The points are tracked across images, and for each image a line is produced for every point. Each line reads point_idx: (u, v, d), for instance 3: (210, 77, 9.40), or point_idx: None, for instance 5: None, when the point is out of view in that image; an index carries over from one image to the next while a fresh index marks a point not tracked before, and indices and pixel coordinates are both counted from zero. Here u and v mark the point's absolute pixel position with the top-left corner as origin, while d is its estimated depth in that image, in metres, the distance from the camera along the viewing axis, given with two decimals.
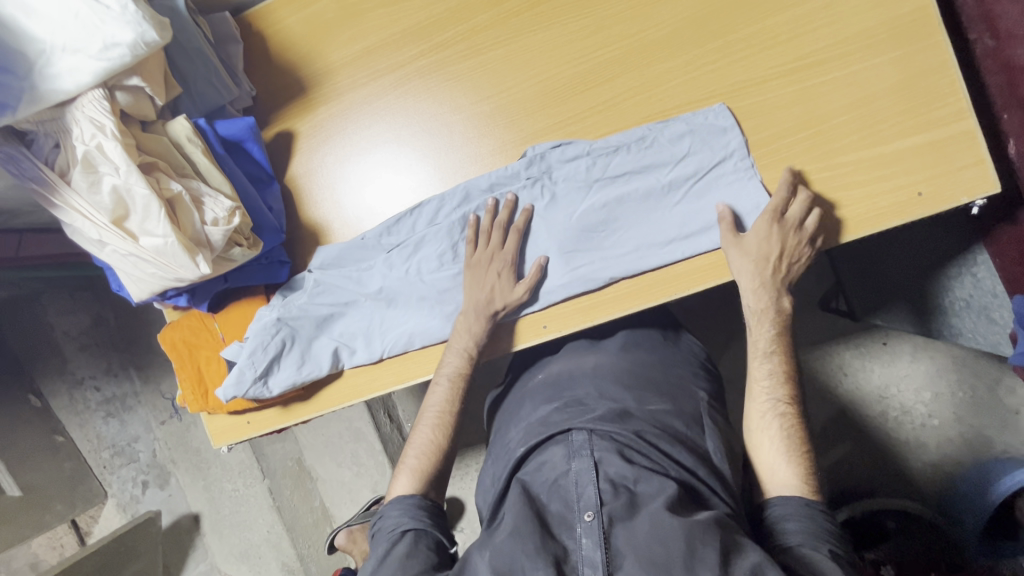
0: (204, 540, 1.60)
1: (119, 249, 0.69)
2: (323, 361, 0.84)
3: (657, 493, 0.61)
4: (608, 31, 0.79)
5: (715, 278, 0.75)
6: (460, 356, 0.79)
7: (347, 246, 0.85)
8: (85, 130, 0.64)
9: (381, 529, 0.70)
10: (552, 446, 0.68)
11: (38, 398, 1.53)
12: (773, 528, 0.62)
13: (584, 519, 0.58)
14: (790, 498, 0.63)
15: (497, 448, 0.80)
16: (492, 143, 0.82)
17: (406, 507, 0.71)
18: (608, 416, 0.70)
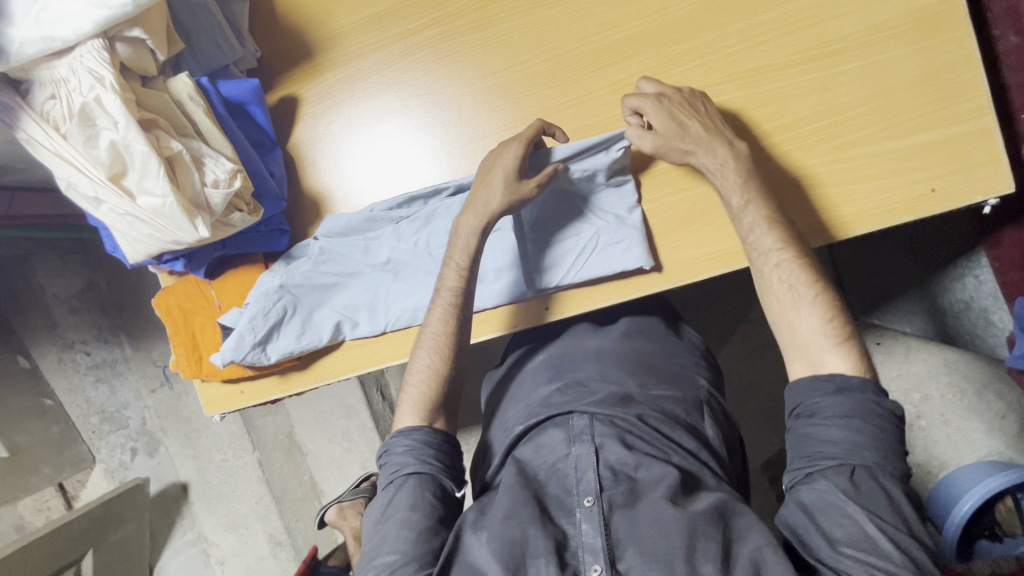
0: (192, 509, 1.60)
1: (115, 208, 0.67)
2: (322, 331, 0.83)
3: (658, 480, 0.61)
4: (626, 9, 0.76)
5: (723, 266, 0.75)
6: (452, 293, 0.76)
7: (356, 218, 0.82)
8: (83, 81, 0.62)
9: (387, 466, 0.71)
10: (552, 429, 0.68)
11: (26, 359, 1.50)
12: (809, 416, 0.61)
13: (584, 504, 0.59)
14: (839, 391, 0.60)
15: (496, 426, 0.79)
16: (502, 118, 0.80)
17: (411, 447, 0.70)
18: (611, 400, 0.70)
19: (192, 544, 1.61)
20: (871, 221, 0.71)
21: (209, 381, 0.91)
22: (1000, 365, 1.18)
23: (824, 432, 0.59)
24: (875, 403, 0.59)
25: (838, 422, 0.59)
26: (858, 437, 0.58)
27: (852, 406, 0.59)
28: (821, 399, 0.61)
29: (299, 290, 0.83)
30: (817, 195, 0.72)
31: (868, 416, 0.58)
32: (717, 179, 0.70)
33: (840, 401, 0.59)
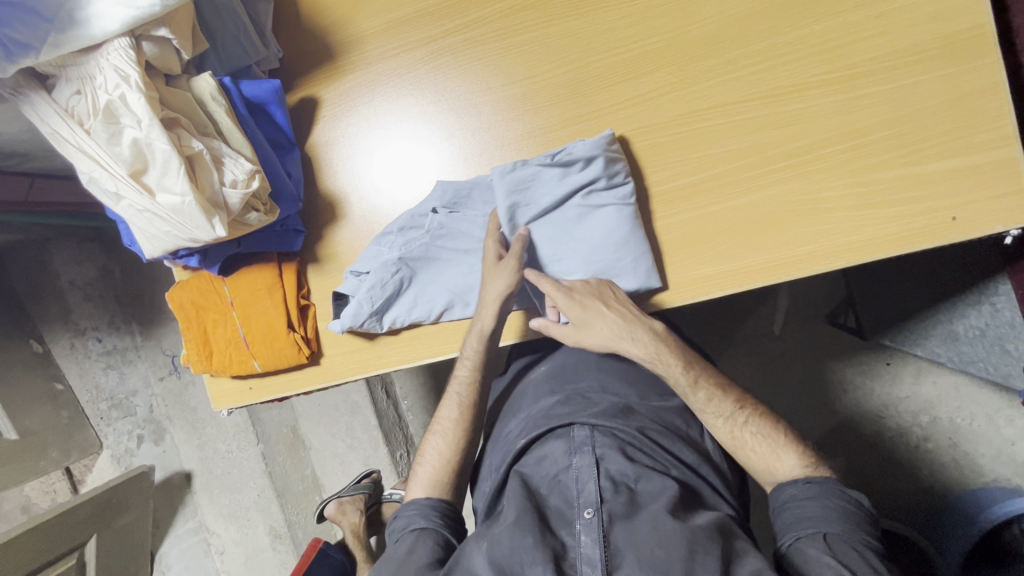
0: (195, 498, 1.63)
1: (134, 204, 0.68)
2: (433, 306, 0.82)
3: (658, 492, 0.61)
4: (650, 23, 0.76)
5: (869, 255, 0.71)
6: (473, 352, 0.79)
7: (477, 186, 0.81)
8: (109, 79, 0.63)
9: (398, 524, 0.74)
10: (552, 440, 0.68)
11: (39, 343, 1.50)
12: (779, 516, 0.65)
13: (584, 516, 0.59)
14: (791, 482, 0.66)
15: (495, 439, 0.81)
16: (520, 128, 0.80)
17: (422, 507, 0.74)
18: (611, 411, 0.71)
19: (193, 532, 1.63)
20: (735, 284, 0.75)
21: (219, 376, 0.92)
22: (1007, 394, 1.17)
23: (801, 510, 0.63)
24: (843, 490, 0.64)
25: (811, 500, 0.63)
26: (828, 512, 0.62)
27: (819, 490, 0.64)
28: (790, 489, 0.65)
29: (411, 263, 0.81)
30: (834, 218, 0.72)
31: (836, 496, 0.63)
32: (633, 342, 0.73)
33: (810, 487, 0.65)
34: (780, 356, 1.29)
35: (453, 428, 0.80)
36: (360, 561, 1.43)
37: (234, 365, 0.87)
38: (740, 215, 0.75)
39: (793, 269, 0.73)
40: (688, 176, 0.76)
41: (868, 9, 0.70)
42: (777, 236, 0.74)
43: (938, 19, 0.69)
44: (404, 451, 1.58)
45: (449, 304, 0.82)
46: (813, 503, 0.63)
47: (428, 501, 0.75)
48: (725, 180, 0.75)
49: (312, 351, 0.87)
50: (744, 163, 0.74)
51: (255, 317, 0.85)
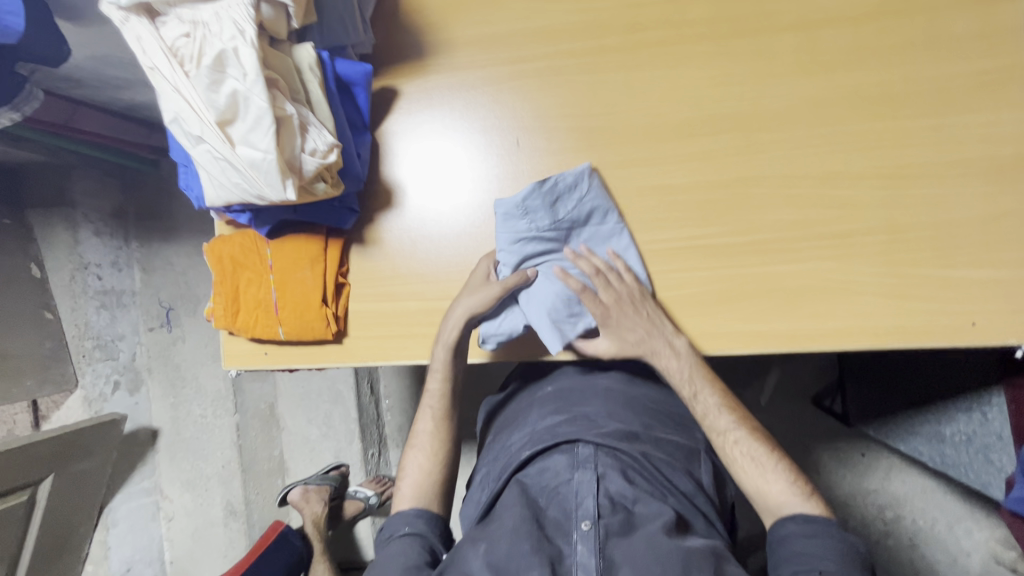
0: (156, 458, 1.61)
1: (213, 151, 0.70)
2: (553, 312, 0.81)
3: (655, 515, 0.64)
4: (727, 88, 0.80)
5: (883, 341, 0.76)
6: (438, 378, 0.84)
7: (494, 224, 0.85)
8: (226, 29, 0.65)
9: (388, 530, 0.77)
10: (556, 455, 0.71)
11: (38, 269, 1.45)
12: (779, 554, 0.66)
13: (581, 527, 0.61)
14: (791, 519, 0.68)
15: (494, 450, 0.84)
16: (586, 158, 0.84)
17: (408, 515, 0.77)
18: (617, 434, 0.74)
19: (146, 493, 1.60)
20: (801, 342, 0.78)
21: (238, 336, 0.92)
22: (966, 504, 1.23)
23: (794, 547, 0.65)
24: (838, 532, 0.66)
25: (806, 539, 0.65)
26: (823, 550, 0.63)
27: (814, 527, 0.66)
28: (790, 524, 0.67)
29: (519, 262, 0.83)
30: (864, 301, 0.77)
31: (832, 535, 0.65)
32: (669, 368, 0.78)
33: (806, 525, 0.67)
34: (765, 426, 1.34)
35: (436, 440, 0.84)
36: (318, 553, 1.42)
37: (259, 327, 0.88)
38: (776, 281, 0.79)
39: (817, 342, 0.78)
40: (737, 235, 0.80)
41: (928, 119, 0.76)
42: (808, 308, 0.78)
43: (987, 142, 0.75)
44: (377, 451, 1.59)
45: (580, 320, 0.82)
46: (810, 540, 0.65)
47: (415, 511, 0.78)
48: (771, 247, 0.79)
49: (338, 329, 0.87)
50: (792, 234, 0.79)
51: (291, 285, 0.86)
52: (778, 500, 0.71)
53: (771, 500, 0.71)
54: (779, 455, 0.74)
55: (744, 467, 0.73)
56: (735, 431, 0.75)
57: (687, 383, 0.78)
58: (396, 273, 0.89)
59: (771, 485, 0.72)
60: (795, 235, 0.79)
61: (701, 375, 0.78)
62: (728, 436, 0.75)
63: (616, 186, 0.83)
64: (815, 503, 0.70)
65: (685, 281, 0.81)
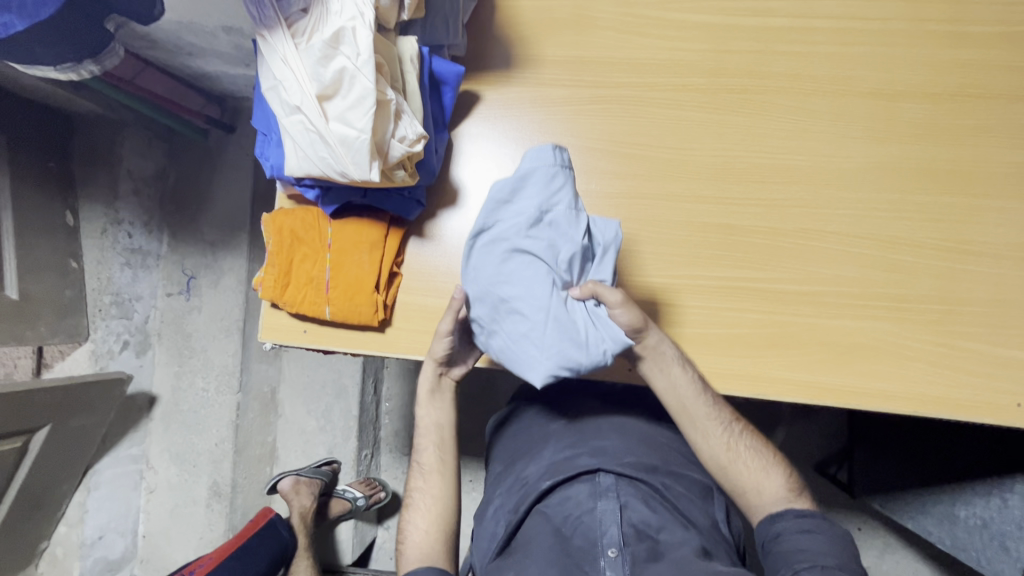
0: (150, 425, 1.58)
1: (306, 123, 0.71)
2: (572, 232, 0.77)
3: (679, 542, 0.71)
4: (803, 143, 0.83)
5: (928, 410, 0.77)
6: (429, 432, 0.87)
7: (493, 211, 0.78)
8: (347, 10, 0.67)
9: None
10: (577, 484, 0.77)
11: (72, 217, 1.41)
12: (780, 542, 0.71)
13: (607, 555, 0.69)
14: (787, 513, 0.74)
15: (508, 476, 0.87)
16: (657, 188, 0.85)
17: (419, 574, 0.75)
18: (636, 466, 0.80)
19: (131, 460, 1.55)
20: (851, 399, 0.78)
21: (280, 309, 0.91)
22: None
23: (794, 543, 0.70)
24: (831, 524, 0.72)
25: (803, 534, 0.71)
26: (822, 544, 0.69)
27: (812, 522, 0.72)
28: (783, 521, 0.73)
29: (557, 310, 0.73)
30: (914, 367, 0.78)
31: (826, 529, 0.71)
32: (680, 375, 0.77)
33: (800, 520, 0.72)
34: None
35: (434, 494, 0.84)
36: (302, 548, 1.39)
37: (305, 304, 0.87)
38: (828, 335, 0.80)
39: (862, 401, 0.78)
40: (794, 284, 0.81)
41: (992, 202, 0.79)
42: (857, 365, 0.79)
43: None
44: (369, 453, 1.61)
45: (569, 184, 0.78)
46: (807, 534, 0.71)
47: (423, 570, 0.76)
48: (826, 300, 0.80)
49: (383, 318, 0.87)
50: (849, 292, 0.80)
51: (346, 267, 0.86)
52: (774, 494, 0.77)
53: (767, 494, 0.77)
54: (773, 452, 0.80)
55: (744, 463, 0.78)
56: (732, 432, 0.79)
57: (688, 391, 0.78)
58: (450, 270, 0.89)
59: (767, 482, 0.77)
60: (853, 293, 0.80)
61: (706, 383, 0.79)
62: (727, 437, 0.78)
63: (681, 218, 0.84)
64: (804, 498, 0.77)
65: (739, 321, 0.81)
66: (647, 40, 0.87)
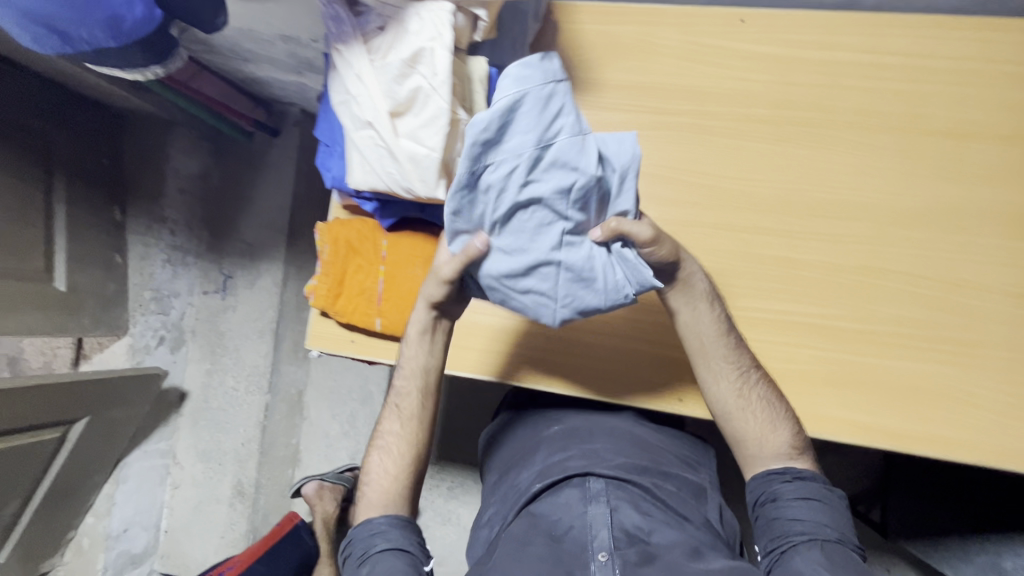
0: (178, 421, 1.59)
1: (376, 138, 0.72)
2: (582, 161, 0.63)
3: (671, 544, 0.73)
4: (867, 179, 0.82)
5: (991, 459, 0.74)
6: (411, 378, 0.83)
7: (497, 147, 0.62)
8: (426, 29, 0.68)
9: (360, 540, 0.78)
10: (568, 488, 0.81)
11: (120, 213, 1.45)
12: (776, 505, 0.75)
13: (599, 558, 0.71)
14: (779, 474, 0.76)
15: (502, 483, 0.91)
16: (715, 217, 0.84)
17: (378, 525, 0.78)
18: (625, 470, 0.83)
19: (160, 455, 1.56)
20: (911, 443, 0.76)
21: (329, 318, 0.92)
22: None
23: (789, 510, 0.73)
24: (826, 488, 0.75)
25: (799, 500, 0.74)
26: (818, 514, 0.72)
27: (808, 489, 0.74)
28: (778, 484, 0.76)
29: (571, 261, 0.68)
30: (977, 414, 0.76)
31: (820, 496, 0.74)
32: (703, 314, 0.77)
33: (796, 485, 0.75)
34: None
35: (405, 444, 0.84)
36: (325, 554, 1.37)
37: (356, 315, 0.88)
38: (887, 376, 0.78)
39: (921, 445, 0.76)
40: (855, 322, 0.79)
41: None
42: (917, 409, 0.77)
43: None
44: None
45: (568, 103, 0.62)
46: (803, 501, 0.74)
47: (383, 520, 0.79)
48: (889, 340, 0.79)
49: None
50: (911, 333, 0.78)
51: (399, 280, 0.87)
52: (780, 447, 0.77)
53: (772, 445, 0.77)
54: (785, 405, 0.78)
55: (761, 415, 0.77)
56: (754, 378, 0.77)
57: (708, 329, 0.78)
58: None
59: (778, 434, 0.77)
60: (915, 334, 0.78)
61: (733, 330, 0.78)
62: (747, 384, 0.77)
63: (740, 249, 0.83)
64: (806, 458, 0.77)
65: (795, 356, 0.80)
66: (712, 69, 0.87)
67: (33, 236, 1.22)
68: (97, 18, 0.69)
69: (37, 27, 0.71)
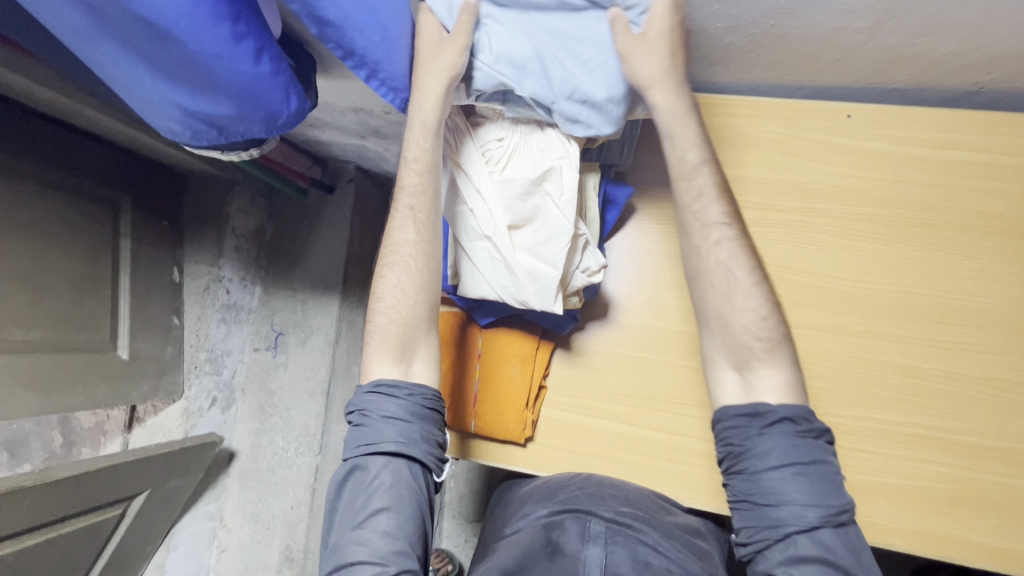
0: (227, 482, 1.56)
1: (492, 251, 0.73)
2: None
3: None
4: (990, 285, 0.78)
5: None
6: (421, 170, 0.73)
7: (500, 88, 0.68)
8: (554, 150, 0.71)
9: (362, 430, 0.73)
10: (569, 522, 0.74)
11: (178, 273, 1.42)
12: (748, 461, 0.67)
13: None
14: (755, 351, 0.71)
15: (508, 512, 0.88)
16: (825, 320, 0.82)
17: (389, 400, 0.73)
18: (637, 515, 0.75)
19: (209, 518, 1.53)
20: None
21: None
22: None
23: (772, 484, 0.65)
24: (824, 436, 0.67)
25: (788, 475, 0.65)
26: (810, 488, 0.64)
27: (791, 452, 0.65)
28: (767, 442, 0.67)
29: (586, 75, 0.65)
30: None
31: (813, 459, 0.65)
32: (687, 148, 0.70)
33: (776, 438, 0.67)
34: None
35: (420, 268, 0.76)
36: None
37: (449, 414, 0.87)
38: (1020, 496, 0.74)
39: None
40: (982, 437, 0.76)
41: None
42: None
43: None
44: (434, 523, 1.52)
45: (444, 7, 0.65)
46: (779, 476, 0.65)
47: (402, 384, 0.74)
48: (1020, 458, 0.75)
49: (529, 434, 0.86)
50: None
51: (496, 379, 0.86)
52: (740, 320, 0.72)
53: (735, 318, 0.72)
54: (759, 278, 0.73)
55: (734, 283, 0.72)
56: (722, 239, 0.73)
57: (703, 172, 0.72)
58: (599, 388, 0.86)
59: (747, 308, 0.72)
60: None
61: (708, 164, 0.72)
62: (717, 241, 0.73)
63: (855, 354, 0.80)
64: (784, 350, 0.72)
65: (918, 472, 0.77)
66: (818, 165, 0.84)
67: (101, 303, 1.20)
68: (260, 117, 0.69)
69: (191, 120, 0.69)
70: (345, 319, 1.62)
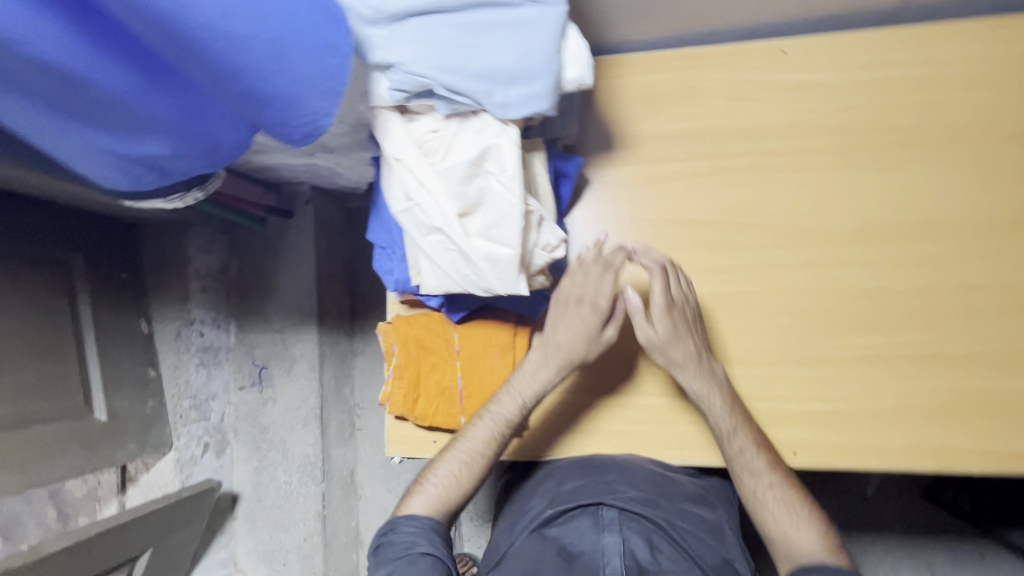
0: (233, 526, 1.55)
1: (445, 242, 0.69)
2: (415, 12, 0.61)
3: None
4: (947, 195, 0.79)
5: None
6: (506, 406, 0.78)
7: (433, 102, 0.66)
8: (490, 130, 0.66)
9: (392, 543, 0.73)
10: (581, 517, 0.77)
11: (146, 324, 1.38)
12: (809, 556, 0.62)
13: None
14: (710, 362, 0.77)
15: (515, 510, 0.88)
16: (793, 257, 0.81)
17: (423, 526, 0.74)
18: (645, 502, 0.79)
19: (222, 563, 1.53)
20: None
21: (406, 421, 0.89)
22: None
23: None
24: None
25: None
26: None
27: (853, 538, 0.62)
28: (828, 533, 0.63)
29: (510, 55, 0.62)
30: None
31: None
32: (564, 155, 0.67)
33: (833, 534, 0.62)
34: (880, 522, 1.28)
35: (479, 460, 0.78)
36: None
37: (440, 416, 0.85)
38: (1007, 395, 0.75)
39: None
40: (961, 344, 0.76)
41: None
42: None
43: None
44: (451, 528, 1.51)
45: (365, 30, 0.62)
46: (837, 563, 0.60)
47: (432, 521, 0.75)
48: (1000, 359, 0.76)
49: (522, 421, 0.85)
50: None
51: (478, 373, 0.84)
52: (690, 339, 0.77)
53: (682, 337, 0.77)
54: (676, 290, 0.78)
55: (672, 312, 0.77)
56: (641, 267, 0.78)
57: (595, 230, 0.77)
58: (583, 364, 0.85)
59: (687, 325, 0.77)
60: None
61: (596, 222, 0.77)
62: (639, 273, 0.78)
63: (828, 285, 0.80)
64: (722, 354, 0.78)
65: (905, 390, 0.77)
66: (762, 105, 0.84)
67: (68, 369, 1.16)
68: (198, 150, 0.65)
69: (126, 166, 0.65)
70: (327, 342, 1.59)
